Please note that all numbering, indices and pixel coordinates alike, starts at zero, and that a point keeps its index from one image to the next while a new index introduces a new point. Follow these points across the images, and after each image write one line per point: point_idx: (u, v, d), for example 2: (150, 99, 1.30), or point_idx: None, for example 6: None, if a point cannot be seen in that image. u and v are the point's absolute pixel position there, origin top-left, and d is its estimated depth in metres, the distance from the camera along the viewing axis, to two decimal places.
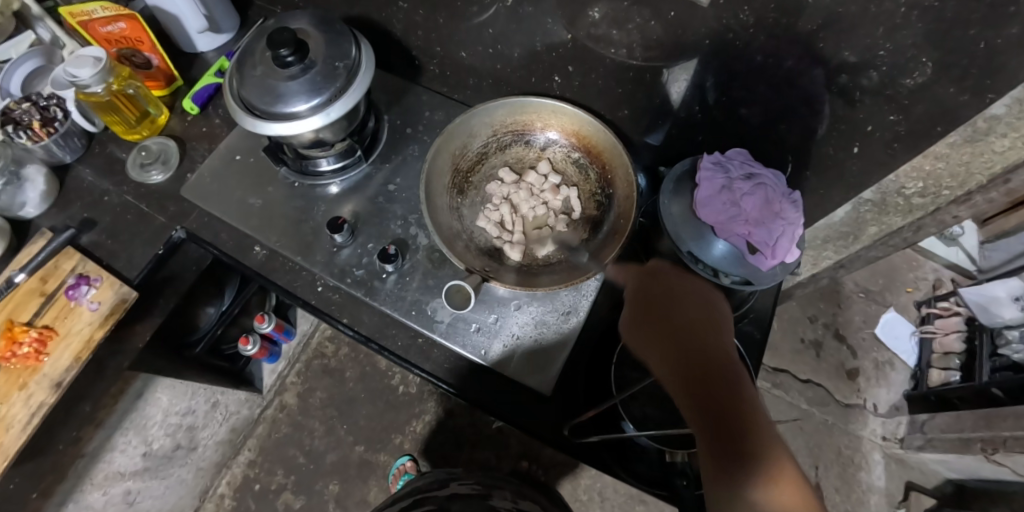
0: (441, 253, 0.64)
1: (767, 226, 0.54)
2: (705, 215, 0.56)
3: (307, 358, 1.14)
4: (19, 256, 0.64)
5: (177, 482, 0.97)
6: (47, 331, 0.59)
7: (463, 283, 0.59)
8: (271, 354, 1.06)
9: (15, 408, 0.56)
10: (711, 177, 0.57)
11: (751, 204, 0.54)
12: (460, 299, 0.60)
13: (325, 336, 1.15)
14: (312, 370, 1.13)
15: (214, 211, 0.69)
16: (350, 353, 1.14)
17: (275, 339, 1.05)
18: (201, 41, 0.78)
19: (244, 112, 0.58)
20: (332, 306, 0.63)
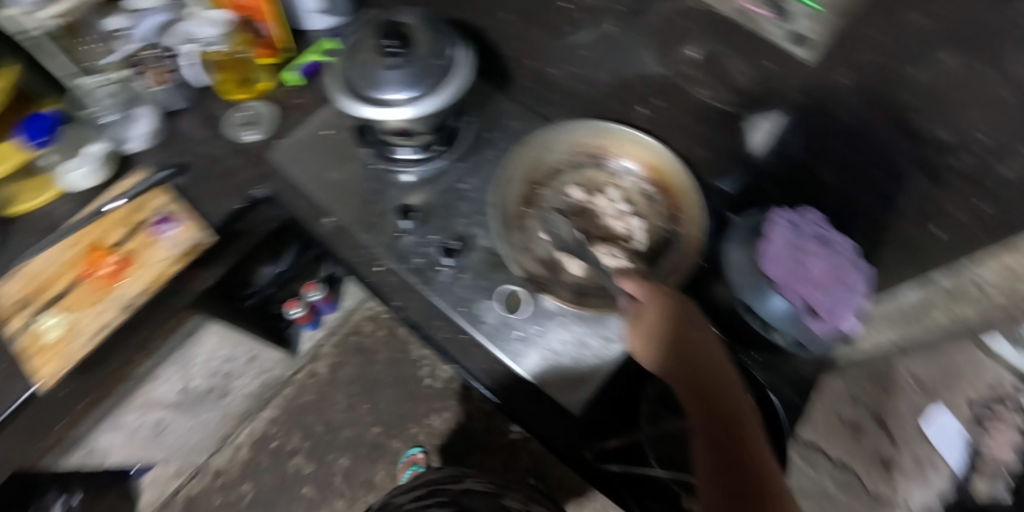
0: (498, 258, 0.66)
1: (832, 293, 0.54)
2: (771, 272, 0.56)
3: (344, 332, 1.17)
4: (117, 187, 0.73)
5: (203, 422, 1.01)
6: (126, 258, 0.67)
7: (518, 288, 0.63)
8: (312, 321, 1.09)
9: (88, 319, 0.65)
10: (783, 234, 0.57)
11: (821, 269, 0.54)
12: (512, 302, 0.63)
13: (365, 315, 1.19)
14: (346, 345, 1.16)
15: (296, 178, 0.73)
16: (386, 337, 1.17)
17: (319, 308, 1.09)
18: (309, 20, 0.84)
19: (343, 92, 0.63)
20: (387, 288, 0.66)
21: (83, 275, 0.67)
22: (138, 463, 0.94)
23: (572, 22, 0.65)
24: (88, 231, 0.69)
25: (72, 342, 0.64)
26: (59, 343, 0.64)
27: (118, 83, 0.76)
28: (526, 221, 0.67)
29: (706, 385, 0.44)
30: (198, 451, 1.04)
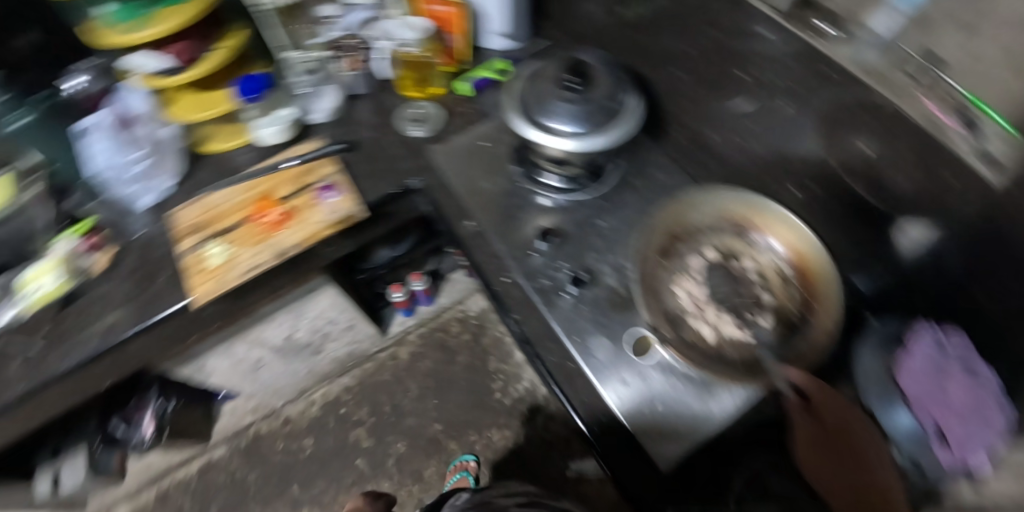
0: (621, 300, 0.71)
1: (965, 425, 0.51)
2: (905, 384, 0.56)
3: (431, 326, 1.32)
4: (297, 147, 0.85)
5: (292, 372, 1.16)
6: (291, 213, 0.77)
7: (649, 332, 0.67)
8: (408, 307, 1.27)
9: (245, 255, 0.76)
10: (925, 353, 0.56)
11: (959, 396, 0.52)
12: (641, 347, 0.66)
13: (454, 316, 1.33)
14: (430, 339, 1.31)
15: (451, 178, 0.80)
16: (467, 342, 1.30)
17: (418, 298, 1.27)
18: (492, 40, 0.94)
19: (518, 113, 0.71)
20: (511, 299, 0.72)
21: (252, 217, 0.79)
22: (231, 389, 1.09)
23: (744, 90, 0.70)
24: (264, 182, 0.81)
25: (228, 272, 0.75)
26: (218, 269, 0.75)
27: (320, 61, 0.88)
28: (655, 269, 0.69)
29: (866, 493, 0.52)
30: (278, 393, 1.22)
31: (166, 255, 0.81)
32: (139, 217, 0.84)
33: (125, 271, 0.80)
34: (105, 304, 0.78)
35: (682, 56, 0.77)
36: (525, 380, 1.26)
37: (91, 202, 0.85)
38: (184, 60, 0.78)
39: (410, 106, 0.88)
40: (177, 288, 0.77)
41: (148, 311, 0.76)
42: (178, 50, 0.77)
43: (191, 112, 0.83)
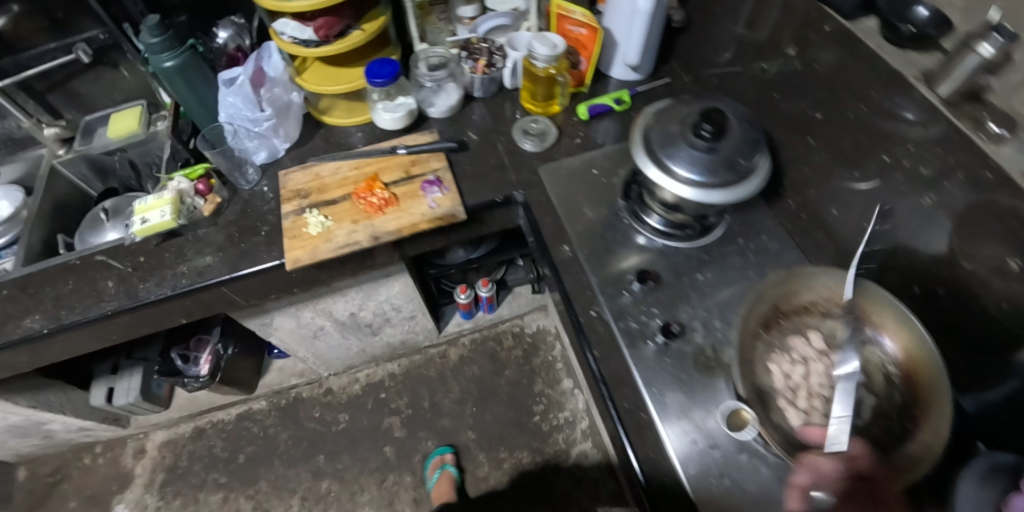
0: (706, 361, 0.68)
1: None
2: None
3: (486, 333, 1.40)
4: (407, 137, 0.88)
5: (343, 347, 1.22)
6: (394, 199, 0.80)
7: (745, 406, 0.63)
8: (468, 311, 1.33)
9: (341, 231, 0.78)
10: None
11: None
12: (735, 421, 0.63)
13: (511, 328, 1.40)
14: (484, 346, 1.38)
15: (554, 199, 0.81)
16: (519, 357, 1.37)
17: (480, 303, 1.33)
18: (617, 68, 0.95)
19: (642, 149, 0.73)
20: (592, 334, 0.71)
21: (355, 195, 0.81)
22: (291, 349, 1.16)
23: (879, 172, 0.67)
24: (375, 164, 0.84)
25: (323, 243, 0.77)
26: (315, 238, 0.78)
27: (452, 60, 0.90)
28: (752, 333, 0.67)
29: None
30: (328, 363, 1.29)
31: (266, 213, 0.84)
32: (250, 170, 0.88)
33: (228, 221, 0.84)
34: (202, 247, 0.83)
35: (820, 124, 0.75)
36: (566, 409, 1.30)
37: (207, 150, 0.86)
38: (324, 34, 0.79)
39: (525, 118, 0.90)
40: (271, 248, 0.80)
41: (243, 260, 0.80)
42: (322, 23, 0.79)
43: (318, 83, 0.87)
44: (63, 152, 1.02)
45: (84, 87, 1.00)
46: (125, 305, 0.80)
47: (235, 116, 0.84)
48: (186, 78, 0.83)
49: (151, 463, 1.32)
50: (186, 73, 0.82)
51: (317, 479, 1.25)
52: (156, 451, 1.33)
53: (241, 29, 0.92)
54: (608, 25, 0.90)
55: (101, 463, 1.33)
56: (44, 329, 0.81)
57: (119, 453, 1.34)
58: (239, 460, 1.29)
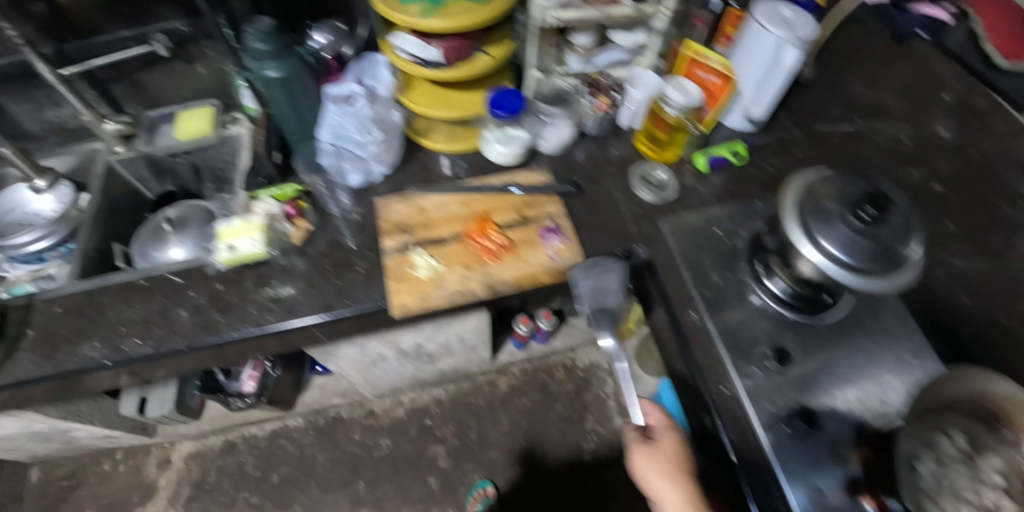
0: (844, 451, 0.64)
1: None
2: None
3: (537, 365, 1.35)
4: (518, 174, 0.82)
5: (398, 372, 1.16)
6: (511, 245, 0.74)
7: None
8: (522, 342, 1.25)
9: (453, 276, 0.72)
10: None
11: None
12: None
13: (563, 361, 1.35)
14: (535, 377, 1.34)
15: (678, 257, 0.78)
16: (571, 391, 1.32)
17: (535, 335, 1.27)
18: (732, 116, 0.93)
19: (796, 224, 0.71)
20: (726, 413, 0.69)
21: (466, 237, 0.75)
22: (346, 373, 1.10)
23: None
24: (485, 202, 0.78)
25: (431, 289, 0.71)
26: (424, 283, 0.71)
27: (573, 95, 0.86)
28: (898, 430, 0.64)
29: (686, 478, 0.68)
30: (376, 387, 1.23)
31: (364, 247, 0.77)
32: (342, 196, 0.80)
33: (319, 251, 0.77)
34: (288, 277, 0.76)
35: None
36: (617, 450, 1.25)
37: (310, 174, 0.82)
38: (451, 58, 0.73)
39: (642, 165, 0.87)
40: (371, 289, 0.73)
41: (339, 299, 0.73)
42: (452, 46, 0.72)
43: (424, 105, 0.80)
44: (121, 150, 0.93)
45: (152, 79, 0.92)
46: (203, 339, 0.73)
47: (340, 136, 0.77)
48: (286, 89, 0.75)
49: (176, 476, 1.24)
50: (289, 83, 0.73)
51: (355, 506, 1.19)
52: (182, 464, 1.25)
53: (342, 35, 0.84)
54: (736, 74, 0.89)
55: (122, 471, 1.25)
56: (109, 359, 0.73)
57: (141, 461, 1.26)
58: (272, 481, 1.22)
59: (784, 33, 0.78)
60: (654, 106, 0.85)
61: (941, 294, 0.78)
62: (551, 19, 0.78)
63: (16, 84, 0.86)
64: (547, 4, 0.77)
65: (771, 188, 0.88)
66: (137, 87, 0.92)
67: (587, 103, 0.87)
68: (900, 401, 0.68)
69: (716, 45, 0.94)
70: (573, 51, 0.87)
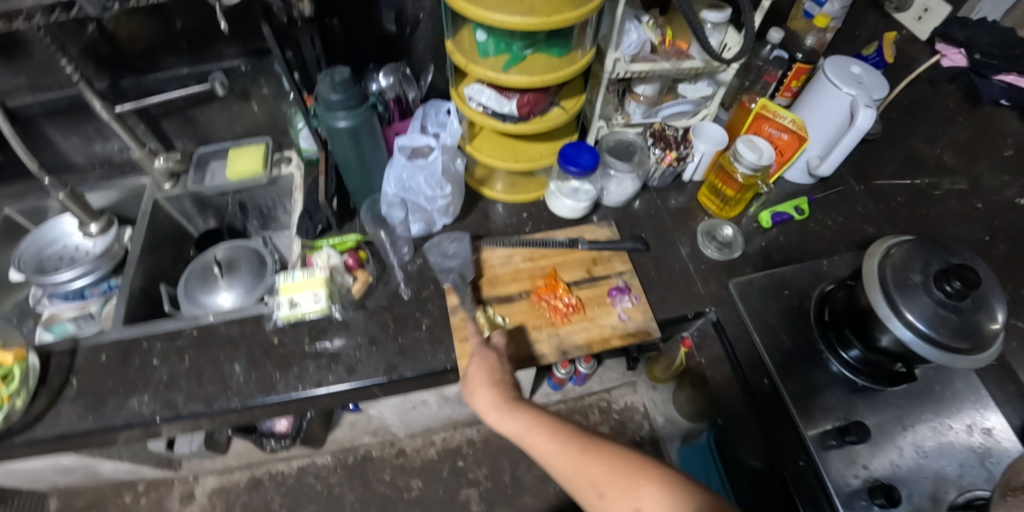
0: None
1: None
2: None
3: (571, 406, 1.33)
4: (584, 229, 0.81)
5: (434, 414, 1.14)
6: (581, 305, 0.73)
7: None
8: (559, 383, 1.21)
9: (522, 338, 0.70)
10: None
11: None
12: None
13: (598, 402, 1.34)
14: (568, 418, 1.32)
15: (747, 319, 0.77)
16: (606, 433, 1.30)
17: (572, 376, 1.22)
18: (794, 171, 0.92)
19: (878, 297, 0.68)
20: (804, 488, 0.67)
21: (535, 295, 0.73)
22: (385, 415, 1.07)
23: None
24: (552, 257, 0.77)
25: None
26: None
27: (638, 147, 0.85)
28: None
29: (531, 414, 0.56)
30: (409, 427, 1.20)
31: (427, 302, 0.75)
32: (404, 247, 0.79)
33: (379, 304, 0.76)
34: (349, 332, 0.74)
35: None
36: None
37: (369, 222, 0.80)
38: (526, 111, 0.70)
39: (705, 220, 0.86)
40: (436, 349, 0.72)
41: (402, 359, 0.71)
42: (528, 99, 0.70)
43: (489, 155, 0.78)
44: (168, 187, 0.92)
45: (204, 115, 0.89)
46: (259, 397, 0.70)
47: (407, 189, 0.75)
48: (354, 140, 0.72)
49: None
50: (357, 134, 0.70)
51: None
52: (206, 499, 1.21)
53: (406, 79, 0.82)
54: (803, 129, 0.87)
55: (144, 505, 1.21)
56: (158, 416, 0.70)
57: (164, 495, 1.22)
58: None
59: (859, 94, 0.77)
60: (723, 161, 0.83)
61: (1014, 364, 0.77)
62: (623, 72, 0.76)
63: (67, 118, 0.84)
64: (622, 57, 0.75)
65: (835, 246, 0.87)
66: (188, 123, 0.90)
67: (653, 156, 0.85)
68: (977, 478, 0.67)
69: (778, 96, 0.92)
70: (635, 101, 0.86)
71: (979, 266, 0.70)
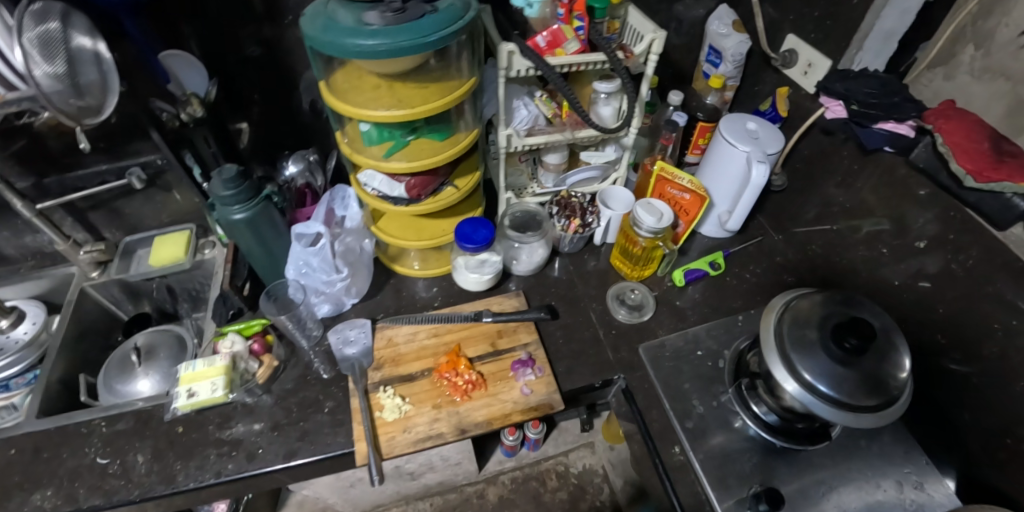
0: None
1: None
2: None
3: (528, 473, 1.29)
4: (492, 300, 0.82)
5: (379, 490, 1.11)
6: (481, 381, 0.72)
7: None
8: (511, 450, 1.21)
9: (421, 418, 0.69)
10: None
11: None
12: None
13: (555, 467, 1.30)
14: (526, 487, 1.27)
15: (658, 384, 0.75)
16: (564, 500, 1.25)
17: (524, 441, 1.23)
18: (709, 227, 0.94)
19: (778, 353, 0.67)
20: None
21: (436, 373, 0.73)
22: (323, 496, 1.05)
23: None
24: (456, 333, 0.77)
25: (399, 433, 0.68)
26: (392, 426, 0.68)
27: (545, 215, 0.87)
28: None
29: None
30: (356, 505, 1.16)
31: (332, 383, 0.75)
32: (313, 328, 0.79)
33: (284, 389, 0.75)
34: (252, 417, 0.73)
35: (988, 334, 0.66)
36: None
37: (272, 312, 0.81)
38: (416, 193, 0.73)
39: (621, 285, 0.87)
40: (337, 432, 0.70)
41: (302, 444, 0.69)
42: (416, 182, 0.72)
43: (395, 234, 0.81)
44: (96, 275, 0.94)
45: (129, 206, 0.92)
46: (158, 490, 0.67)
47: (305, 274, 0.77)
48: (254, 229, 0.74)
49: None
50: (255, 224, 0.72)
51: None
52: None
53: (314, 166, 0.86)
54: (709, 186, 0.89)
55: None
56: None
57: None
58: None
59: (750, 150, 0.79)
60: (626, 224, 0.85)
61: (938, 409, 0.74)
62: (516, 145, 0.79)
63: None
64: (513, 132, 0.78)
65: (751, 300, 0.86)
66: (115, 215, 0.93)
67: (559, 224, 0.87)
68: None
69: (687, 154, 0.95)
70: (544, 170, 0.88)
71: (882, 316, 0.69)
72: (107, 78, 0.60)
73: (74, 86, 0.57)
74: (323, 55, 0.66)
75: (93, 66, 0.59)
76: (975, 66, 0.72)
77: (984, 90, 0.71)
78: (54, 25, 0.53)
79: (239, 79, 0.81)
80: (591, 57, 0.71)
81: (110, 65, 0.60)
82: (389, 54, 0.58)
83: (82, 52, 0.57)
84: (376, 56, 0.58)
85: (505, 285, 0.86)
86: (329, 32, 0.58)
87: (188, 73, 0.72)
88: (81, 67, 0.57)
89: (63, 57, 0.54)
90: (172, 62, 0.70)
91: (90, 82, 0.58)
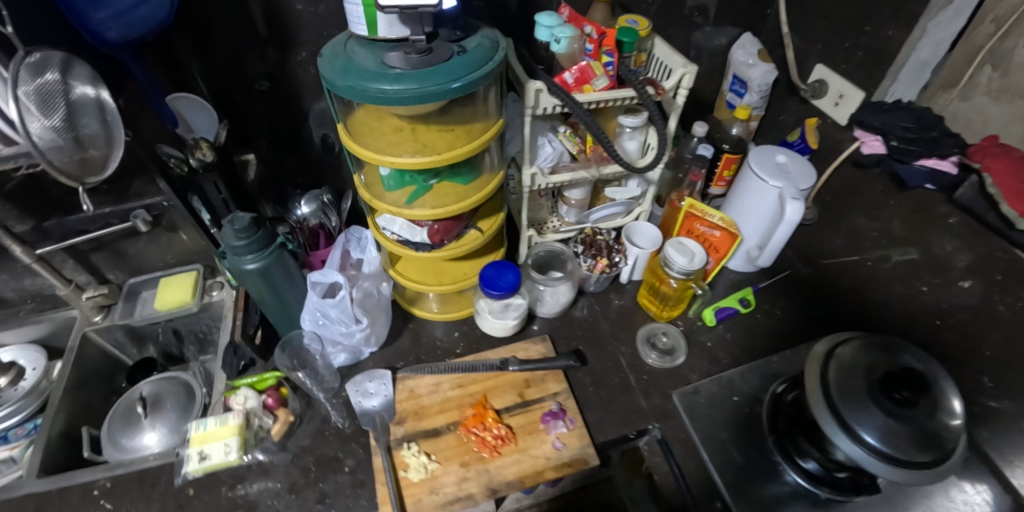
0: None
1: None
2: None
3: None
4: (517, 347, 0.79)
5: None
6: (511, 435, 0.68)
7: None
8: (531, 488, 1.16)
9: (449, 477, 0.65)
10: None
11: None
12: None
13: None
14: None
15: (694, 433, 0.71)
16: None
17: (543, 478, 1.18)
18: (737, 261, 0.91)
19: (822, 402, 0.62)
20: None
21: (463, 427, 0.69)
22: None
23: None
24: (481, 383, 0.74)
25: (425, 494, 0.64)
26: (419, 487, 0.64)
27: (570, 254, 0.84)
28: None
29: None
30: None
31: (352, 439, 0.71)
32: (329, 380, 0.77)
33: (300, 445, 0.71)
34: (268, 476, 0.68)
35: None
36: None
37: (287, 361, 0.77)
38: (439, 239, 0.69)
39: (652, 327, 0.84)
40: (358, 493, 0.66)
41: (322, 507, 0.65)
42: (440, 227, 0.69)
43: (416, 279, 0.78)
44: (99, 319, 0.89)
45: (133, 246, 0.88)
46: None
47: (322, 324, 0.73)
48: (263, 278, 0.70)
49: None
50: (267, 272, 0.68)
51: None
52: None
53: (327, 206, 0.83)
54: (738, 221, 0.85)
55: None
56: None
57: None
58: None
59: (783, 184, 0.76)
60: (656, 262, 0.82)
61: None
62: (541, 183, 0.76)
63: None
64: (538, 171, 0.75)
65: (783, 339, 0.83)
66: (119, 255, 0.89)
67: (584, 264, 0.83)
68: None
69: (712, 187, 0.93)
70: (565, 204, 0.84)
71: (929, 361, 0.65)
72: (111, 128, 0.58)
73: (76, 139, 0.54)
74: (342, 98, 0.63)
75: (96, 116, 0.56)
76: (992, 88, 0.71)
77: (1003, 111, 0.70)
78: (53, 77, 0.50)
79: (250, 117, 0.78)
80: (620, 93, 0.68)
81: (114, 114, 0.58)
82: (413, 99, 0.55)
83: (85, 103, 0.54)
84: (399, 102, 0.54)
85: (530, 329, 0.83)
86: (352, 75, 0.55)
87: (197, 116, 0.71)
88: (81, 118, 0.54)
89: (62, 109, 0.52)
90: (181, 104, 0.69)
91: (91, 133, 0.56)
